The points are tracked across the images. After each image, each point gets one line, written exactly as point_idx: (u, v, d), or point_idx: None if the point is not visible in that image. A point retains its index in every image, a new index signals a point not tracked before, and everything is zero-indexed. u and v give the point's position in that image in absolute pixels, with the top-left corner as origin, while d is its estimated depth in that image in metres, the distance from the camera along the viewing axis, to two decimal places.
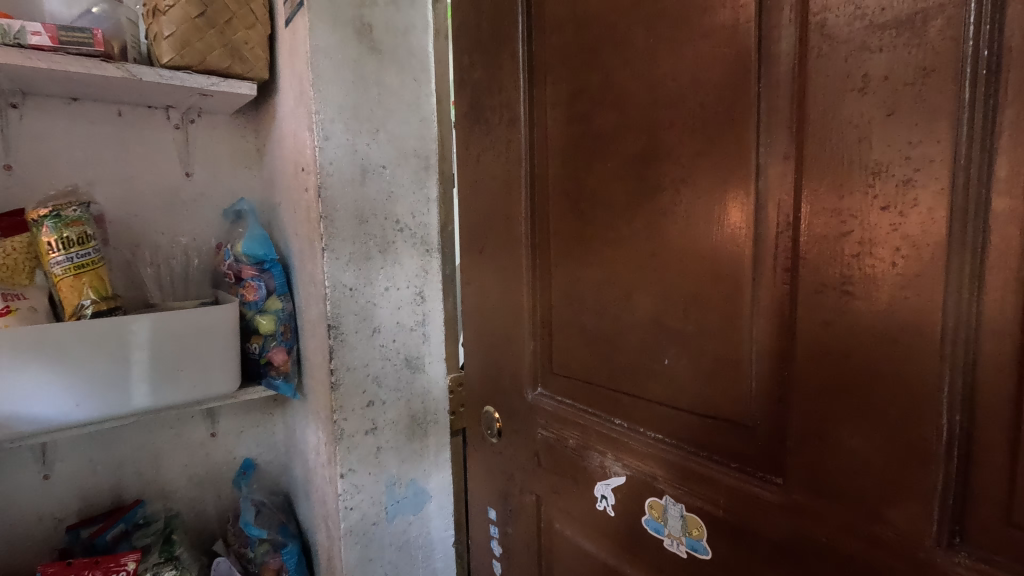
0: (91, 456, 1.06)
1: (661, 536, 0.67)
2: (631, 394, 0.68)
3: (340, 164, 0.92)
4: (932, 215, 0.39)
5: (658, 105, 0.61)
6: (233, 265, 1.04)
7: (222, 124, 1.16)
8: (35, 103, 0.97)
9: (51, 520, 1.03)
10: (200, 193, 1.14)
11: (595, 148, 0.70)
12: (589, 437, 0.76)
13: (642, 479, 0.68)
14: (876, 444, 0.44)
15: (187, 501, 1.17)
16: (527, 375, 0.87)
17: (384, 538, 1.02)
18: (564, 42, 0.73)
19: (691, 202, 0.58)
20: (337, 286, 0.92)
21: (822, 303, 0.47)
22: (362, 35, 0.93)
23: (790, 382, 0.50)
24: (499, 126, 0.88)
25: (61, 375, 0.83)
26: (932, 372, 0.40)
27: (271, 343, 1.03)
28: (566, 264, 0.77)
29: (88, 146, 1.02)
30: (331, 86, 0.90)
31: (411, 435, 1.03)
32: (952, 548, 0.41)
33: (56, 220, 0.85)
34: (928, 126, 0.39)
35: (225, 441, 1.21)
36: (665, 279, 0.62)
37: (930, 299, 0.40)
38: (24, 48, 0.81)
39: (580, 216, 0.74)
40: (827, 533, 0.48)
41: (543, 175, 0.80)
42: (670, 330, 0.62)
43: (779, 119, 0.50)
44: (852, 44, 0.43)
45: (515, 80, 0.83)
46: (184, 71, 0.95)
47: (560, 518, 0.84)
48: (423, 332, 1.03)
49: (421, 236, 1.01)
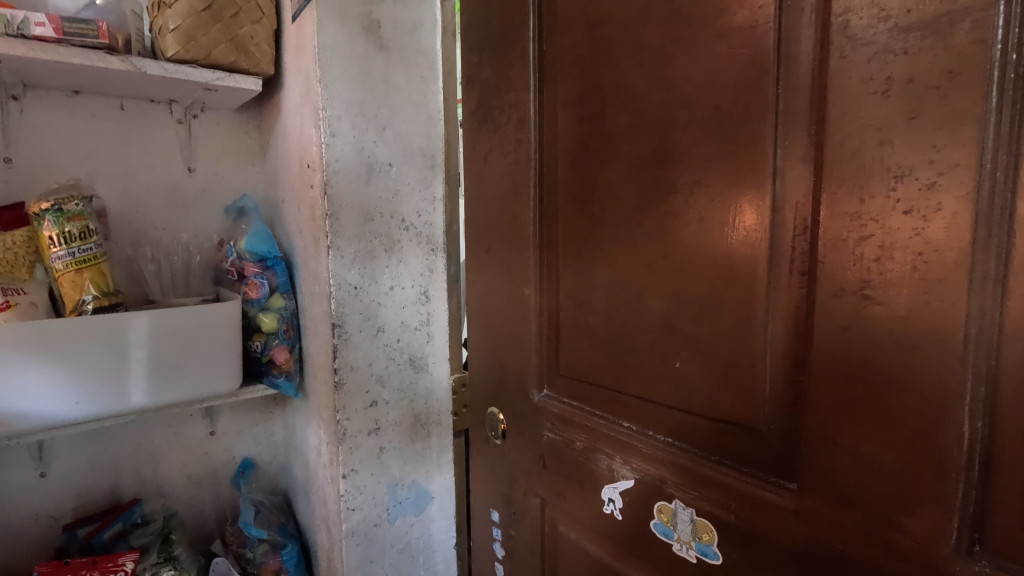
0: (88, 454, 1.04)
1: (669, 540, 0.67)
2: (640, 397, 0.68)
3: (346, 162, 0.91)
4: (956, 220, 0.39)
5: (672, 105, 0.60)
6: (236, 262, 1.03)
7: (225, 119, 1.15)
8: (36, 95, 0.96)
9: (47, 518, 1.02)
10: (201, 189, 1.13)
11: (606, 148, 0.70)
12: (597, 439, 0.75)
13: (651, 482, 0.68)
14: (895, 452, 0.44)
15: (185, 501, 1.16)
16: (533, 376, 0.87)
17: (386, 539, 1.01)
18: (576, 42, 0.73)
19: (706, 204, 0.57)
20: (341, 285, 0.91)
21: (840, 307, 0.46)
22: (370, 31, 0.92)
23: (807, 387, 0.49)
24: (507, 126, 0.87)
25: (62, 373, 0.82)
26: (954, 378, 0.40)
27: (273, 342, 1.02)
28: (575, 265, 0.76)
29: (89, 139, 1.01)
30: (338, 82, 0.89)
31: (414, 436, 1.02)
32: (972, 557, 0.40)
33: (58, 215, 0.83)
34: (953, 130, 0.39)
35: (224, 440, 1.20)
36: (676, 281, 0.61)
37: (953, 304, 0.39)
38: (27, 39, 0.79)
39: (590, 217, 0.73)
40: (843, 540, 0.48)
41: (552, 176, 0.80)
42: (681, 333, 0.61)
43: (797, 121, 0.49)
44: (875, 46, 0.43)
45: (524, 79, 0.82)
46: (189, 65, 0.94)
47: (565, 521, 0.84)
48: (427, 332, 1.02)
49: (427, 235, 1.00)
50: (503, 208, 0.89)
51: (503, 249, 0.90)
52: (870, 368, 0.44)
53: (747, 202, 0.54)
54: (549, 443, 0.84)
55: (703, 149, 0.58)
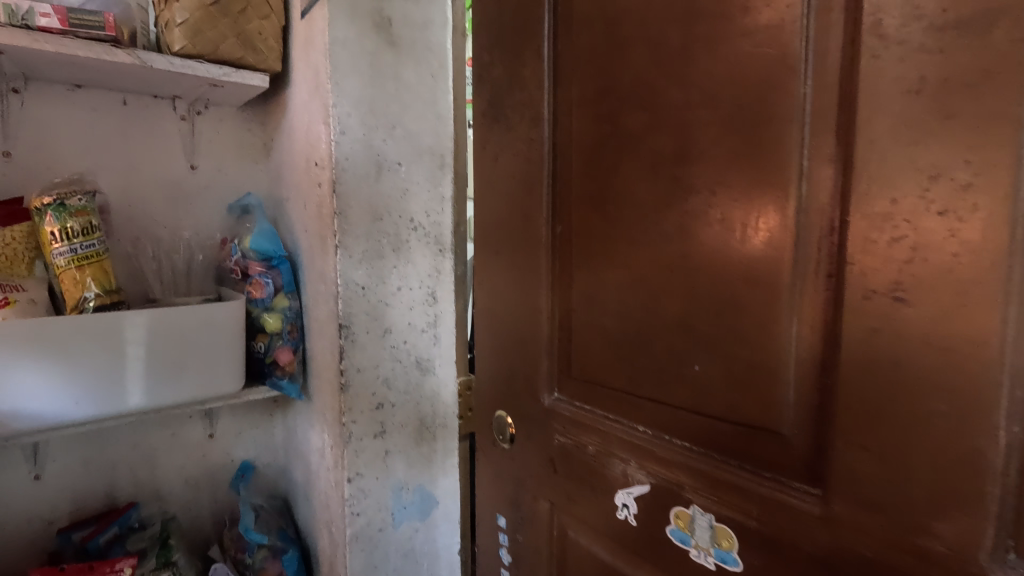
0: (84, 456, 1.02)
1: (686, 546, 0.65)
2: (656, 401, 0.67)
3: (355, 160, 0.89)
4: (993, 221, 0.38)
5: (694, 104, 0.59)
6: (240, 261, 1.01)
7: (229, 116, 1.13)
8: (37, 88, 0.94)
9: (40, 522, 0.99)
10: (204, 187, 1.11)
11: (622, 148, 0.69)
12: (610, 443, 0.74)
13: (667, 487, 0.67)
14: (926, 456, 0.43)
15: (183, 504, 1.13)
16: (544, 379, 0.85)
17: (389, 545, 0.99)
18: (592, 41, 0.72)
19: (728, 204, 0.56)
20: (349, 285, 0.90)
21: (869, 309, 0.45)
22: (381, 29, 0.91)
23: (834, 390, 0.48)
24: (519, 125, 0.86)
25: (62, 372, 0.80)
26: (991, 382, 0.39)
27: (277, 343, 1.00)
28: (589, 266, 0.75)
29: (91, 134, 0.99)
30: (349, 79, 0.88)
31: (420, 440, 1.00)
32: (1007, 564, 0.39)
33: (60, 210, 0.81)
34: (992, 130, 0.38)
35: (223, 443, 1.17)
36: (695, 282, 0.60)
37: (990, 307, 0.39)
38: (31, 30, 0.78)
39: (605, 217, 0.72)
40: (872, 547, 0.47)
41: (566, 176, 0.79)
42: (699, 335, 0.60)
43: (825, 121, 0.48)
44: (909, 45, 0.42)
45: (538, 78, 0.82)
46: (195, 60, 0.92)
47: (575, 527, 0.82)
48: (434, 334, 1.00)
49: (435, 235, 0.99)
50: (514, 208, 0.88)
51: (514, 250, 0.89)
52: (902, 370, 0.44)
53: (772, 203, 0.52)
54: (560, 446, 0.83)
55: (726, 148, 0.56)
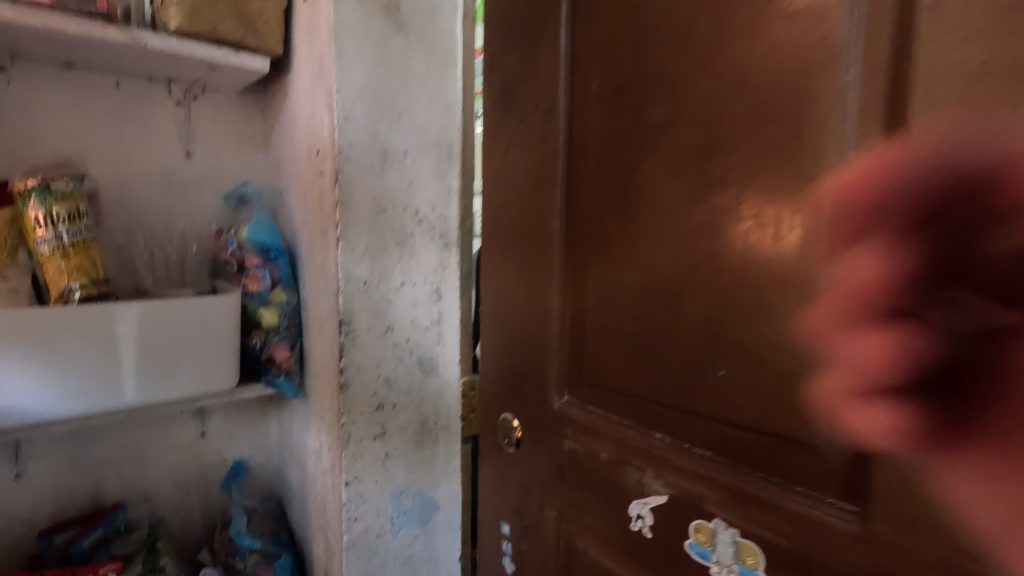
0: (69, 455, 0.97)
1: (707, 563, 0.61)
2: (675, 408, 0.63)
3: (359, 150, 0.85)
4: None
5: (721, 94, 0.55)
6: (237, 252, 0.97)
7: (228, 102, 1.08)
8: (25, 68, 0.89)
9: (21, 523, 0.94)
10: (200, 175, 1.07)
11: (642, 140, 0.65)
12: (625, 451, 0.70)
13: (686, 499, 0.63)
14: (976, 488, 0.37)
15: (172, 506, 1.09)
16: (554, 383, 0.81)
17: (388, 552, 0.95)
18: (615, 25, 0.68)
19: (756, 201, 0.51)
20: (351, 280, 0.86)
21: None
22: (389, 12, 0.86)
23: None
24: (533, 116, 0.82)
25: (48, 366, 0.76)
26: None
27: (274, 339, 0.96)
28: (604, 265, 0.71)
29: (81, 118, 0.95)
30: (354, 64, 0.84)
31: (422, 442, 0.96)
32: None
33: (44, 194, 0.76)
34: None
35: (214, 442, 1.13)
36: (718, 284, 0.56)
37: None
38: (17, 2, 0.73)
39: (622, 213, 0.68)
40: None
41: (581, 169, 0.74)
42: (723, 342, 0.56)
43: None
44: (972, 27, 0.37)
45: (554, 66, 0.77)
46: (192, 40, 0.87)
47: (585, 538, 0.78)
48: (438, 333, 0.96)
49: (441, 230, 0.95)
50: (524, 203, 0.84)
51: (524, 247, 0.85)
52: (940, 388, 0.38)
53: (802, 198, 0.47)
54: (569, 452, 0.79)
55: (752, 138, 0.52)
